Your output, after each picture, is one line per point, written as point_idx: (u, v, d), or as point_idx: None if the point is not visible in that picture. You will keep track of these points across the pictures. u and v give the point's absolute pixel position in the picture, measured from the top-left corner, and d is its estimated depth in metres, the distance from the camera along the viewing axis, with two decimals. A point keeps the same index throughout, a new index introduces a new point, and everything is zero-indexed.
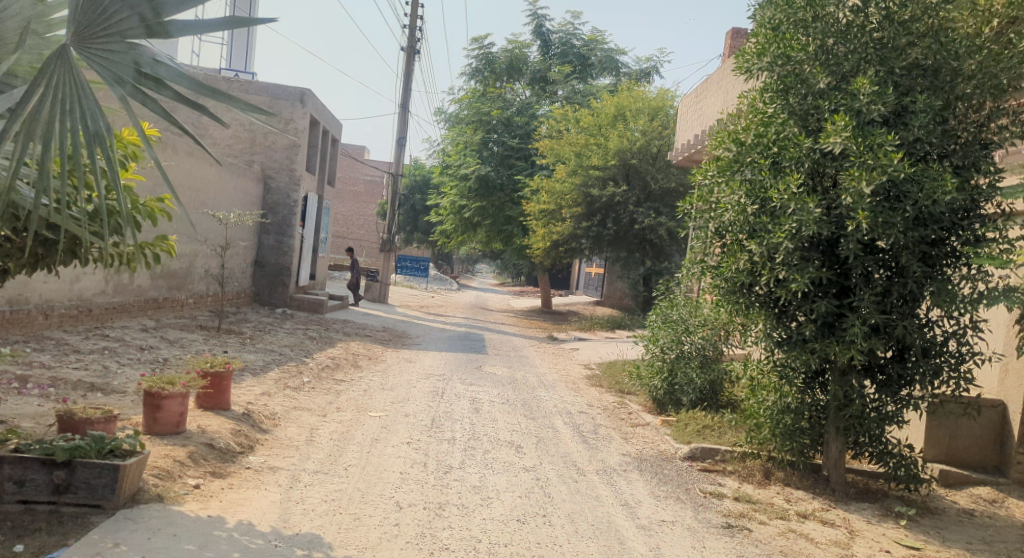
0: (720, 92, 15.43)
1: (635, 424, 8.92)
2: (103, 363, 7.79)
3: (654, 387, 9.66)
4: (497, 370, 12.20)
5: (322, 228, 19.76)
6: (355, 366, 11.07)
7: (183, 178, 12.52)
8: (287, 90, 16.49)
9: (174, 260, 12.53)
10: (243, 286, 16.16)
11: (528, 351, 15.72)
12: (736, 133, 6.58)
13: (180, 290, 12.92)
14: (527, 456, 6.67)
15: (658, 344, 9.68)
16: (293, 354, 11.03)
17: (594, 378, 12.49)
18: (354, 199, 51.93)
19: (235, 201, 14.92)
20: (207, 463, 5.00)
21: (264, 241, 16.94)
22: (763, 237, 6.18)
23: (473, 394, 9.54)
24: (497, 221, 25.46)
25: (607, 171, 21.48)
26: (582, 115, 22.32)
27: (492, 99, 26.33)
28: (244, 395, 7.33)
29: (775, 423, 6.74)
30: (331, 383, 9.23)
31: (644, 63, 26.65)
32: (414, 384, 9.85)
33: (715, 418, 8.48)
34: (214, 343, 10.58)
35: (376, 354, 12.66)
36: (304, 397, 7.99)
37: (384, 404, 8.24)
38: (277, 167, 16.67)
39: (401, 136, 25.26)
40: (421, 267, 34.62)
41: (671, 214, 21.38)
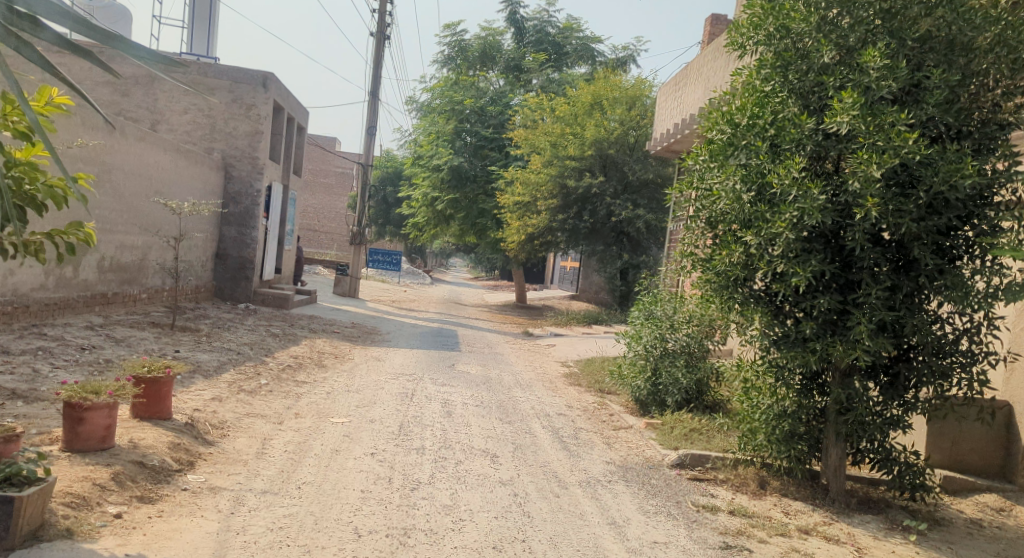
0: (701, 79, 14.90)
1: (618, 428, 8.36)
2: (34, 367, 7.06)
3: (637, 388, 9.13)
4: (471, 368, 11.60)
5: (288, 220, 19.00)
6: (319, 365, 10.41)
7: (134, 165, 11.72)
8: (250, 74, 15.69)
9: (124, 252, 11.73)
10: (202, 280, 15.36)
11: (503, 347, 15.12)
12: (730, 114, 6.02)
13: (131, 284, 12.12)
14: (504, 468, 6.09)
15: (641, 341, 9.15)
16: (253, 353, 10.34)
17: (572, 376, 11.95)
18: (326, 191, 50.96)
19: (192, 191, 14.12)
20: (135, 486, 4.36)
21: (225, 233, 16.15)
22: (761, 226, 5.63)
23: (445, 395, 8.93)
24: (470, 214, 24.82)
25: (583, 161, 20.90)
26: (557, 104, 21.71)
27: (465, 88, 25.66)
28: (191, 401, 6.65)
29: (770, 429, 6.20)
30: (292, 385, 8.57)
31: (620, 52, 26.08)
32: (382, 385, 9.22)
33: (704, 421, 7.98)
34: (165, 342, 9.85)
35: (342, 352, 11.99)
36: (259, 401, 7.33)
37: (348, 409, 7.62)
38: (239, 156, 15.88)
39: (370, 125, 24.49)
40: (393, 261, 33.86)
41: (648, 206, 20.88)
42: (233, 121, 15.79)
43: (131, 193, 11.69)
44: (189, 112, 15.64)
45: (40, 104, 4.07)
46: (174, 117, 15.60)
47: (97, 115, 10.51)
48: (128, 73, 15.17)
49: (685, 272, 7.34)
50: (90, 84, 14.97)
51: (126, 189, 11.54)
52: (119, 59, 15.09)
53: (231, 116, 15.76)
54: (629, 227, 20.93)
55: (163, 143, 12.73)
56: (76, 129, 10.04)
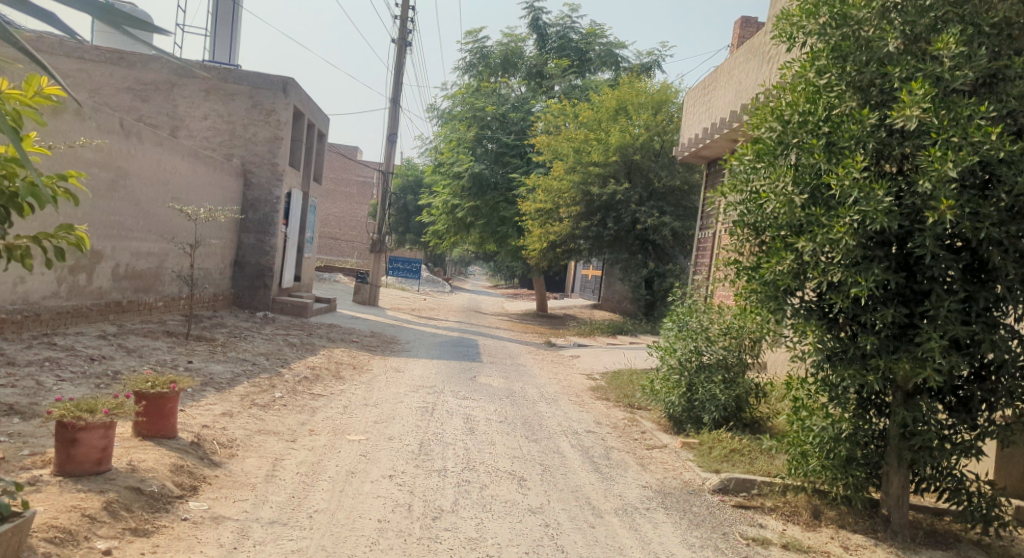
0: (732, 81, 14.38)
1: (652, 447, 7.87)
2: (37, 379, 6.69)
3: (671, 404, 8.66)
4: (494, 380, 11.15)
5: (308, 228, 18.72)
6: (337, 377, 10.00)
7: (151, 169, 11.41)
8: (270, 79, 15.40)
9: (139, 259, 11.41)
10: (221, 288, 15.07)
11: (526, 358, 14.67)
12: (780, 110, 5.55)
13: (147, 292, 11.80)
14: (532, 493, 5.64)
15: (676, 355, 8.69)
16: (268, 364, 9.97)
17: (599, 390, 11.46)
18: (347, 200, 50.85)
19: (211, 197, 13.84)
20: (129, 516, 3.96)
21: (243, 240, 15.86)
22: (816, 232, 5.16)
23: (468, 410, 8.48)
24: (491, 222, 24.43)
25: (607, 168, 20.43)
26: (581, 110, 21.28)
27: (487, 94, 25.30)
28: (200, 417, 6.26)
29: (824, 453, 5.71)
30: (309, 399, 8.17)
31: (645, 57, 25.58)
32: (402, 399, 8.79)
33: (744, 440, 7.51)
34: (179, 352, 9.49)
35: (361, 363, 11.60)
36: (273, 417, 6.92)
37: (366, 425, 7.20)
38: (259, 162, 15.60)
39: (391, 131, 24.18)
40: (413, 269, 33.54)
41: (675, 213, 20.35)
42: (253, 127, 15.49)
43: (148, 199, 11.39)
44: (208, 117, 15.37)
45: (27, 94, 3.70)
46: (193, 122, 15.35)
47: (113, 119, 10.23)
48: (148, 79, 14.98)
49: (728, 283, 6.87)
50: (110, 89, 14.80)
51: (142, 194, 11.24)
52: (139, 64, 14.90)
53: (251, 122, 15.46)
54: (655, 234, 20.41)
55: (181, 148, 12.46)
56: (91, 132, 9.75)
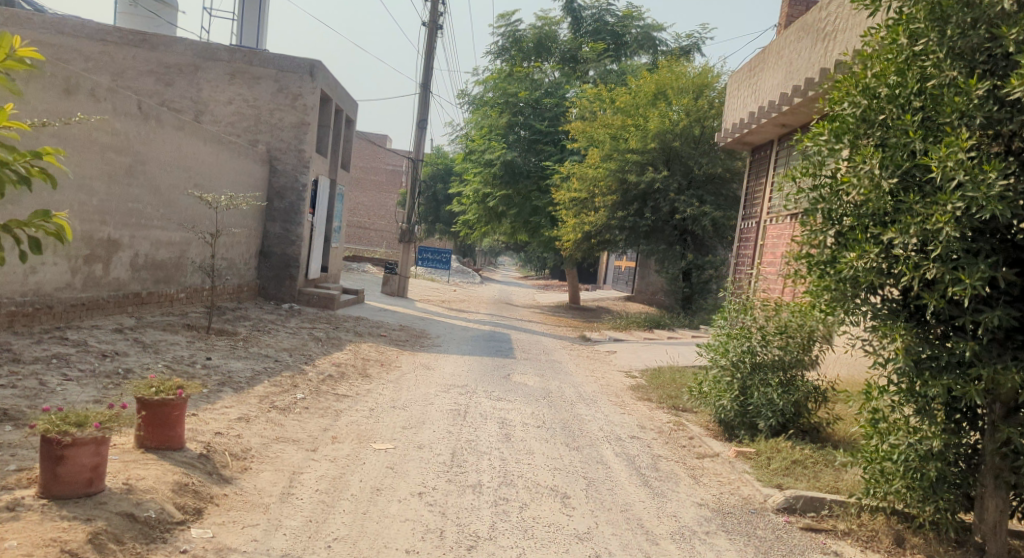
0: (784, 63, 13.65)
1: (703, 456, 7.21)
2: (41, 378, 6.23)
3: (722, 408, 7.99)
4: (528, 379, 10.55)
5: (335, 217, 18.21)
6: (363, 375, 9.48)
7: (171, 155, 10.96)
8: (296, 62, 14.91)
9: (160, 249, 10.97)
10: (245, 279, 14.64)
11: (561, 354, 14.07)
12: (865, 81, 4.87)
13: (168, 283, 11.36)
14: (577, 513, 5.04)
15: (728, 356, 8.02)
16: (292, 360, 9.46)
17: (640, 390, 10.80)
18: (376, 189, 50.49)
19: (235, 184, 13.38)
20: (118, 551, 3.46)
21: (269, 229, 15.40)
22: (908, 221, 4.50)
23: (503, 414, 7.88)
24: (523, 211, 23.83)
25: (645, 155, 19.69)
26: (618, 94, 20.57)
27: (519, 79, 24.54)
28: (213, 422, 5.75)
29: (909, 473, 5.02)
30: (334, 400, 7.62)
31: (685, 40, 24.72)
32: (432, 400, 8.24)
33: (806, 452, 6.82)
34: (198, 347, 9.00)
35: (389, 359, 11.07)
36: (293, 422, 6.38)
37: (394, 430, 6.65)
38: (284, 148, 15.12)
39: (421, 118, 23.63)
40: (443, 260, 33.06)
41: (716, 202, 19.60)
42: (279, 112, 15.00)
43: (168, 186, 10.96)
44: (233, 103, 14.92)
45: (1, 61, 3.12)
46: (217, 108, 14.91)
47: (130, 102, 9.81)
48: (171, 62, 14.67)
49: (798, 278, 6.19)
50: (134, 73, 14.60)
51: (162, 181, 10.81)
52: (163, 47, 14.61)
53: (277, 107, 14.97)
54: (694, 225, 19.66)
55: (204, 134, 12.01)
56: (106, 115, 9.35)
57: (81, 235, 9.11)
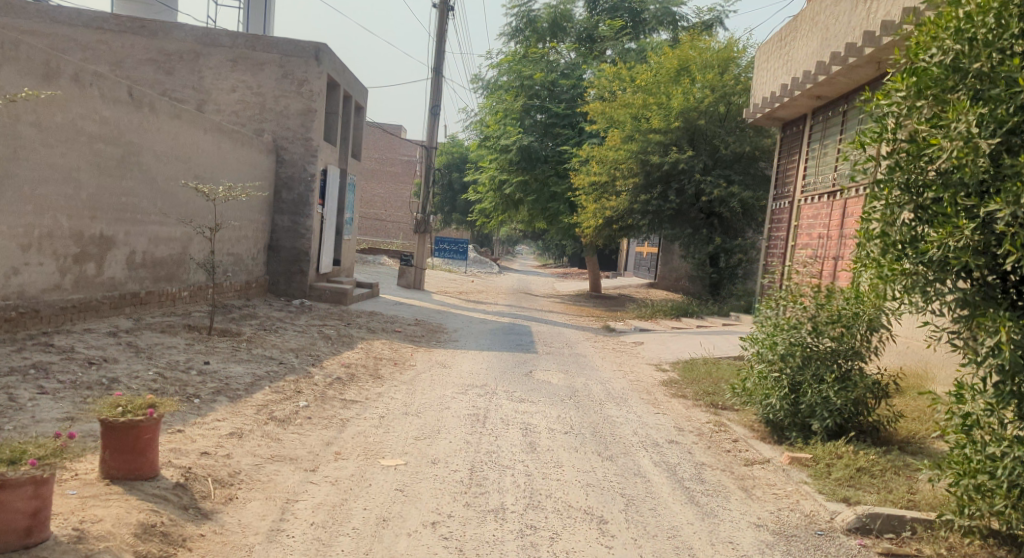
0: (825, 33, 13.08)
1: (752, 463, 6.47)
2: (11, 393, 5.58)
3: (771, 408, 7.24)
4: (552, 376, 9.80)
5: (347, 208, 17.54)
6: (376, 376, 8.81)
7: (168, 145, 10.29)
8: (300, 46, 14.17)
9: (160, 245, 10.31)
10: (253, 275, 13.98)
11: (586, 346, 13.36)
12: (958, 25, 4.25)
13: (171, 281, 10.73)
14: (617, 542, 4.33)
15: (775, 349, 7.26)
16: (297, 362, 8.75)
17: (673, 386, 10.04)
18: (391, 180, 49.92)
19: (239, 175, 12.74)
20: None
21: (278, 222, 14.74)
22: (1016, 188, 3.89)
23: (526, 419, 7.14)
24: (541, 198, 23.18)
25: (668, 135, 18.89)
26: (638, 73, 19.76)
27: (534, 61, 23.79)
28: (199, 441, 5.07)
29: (1013, 491, 4.20)
30: (340, 408, 6.91)
31: (706, 14, 23.82)
32: (450, 403, 7.57)
33: (870, 459, 6.11)
34: (196, 350, 8.34)
35: (404, 357, 10.39)
36: (293, 436, 5.69)
37: (407, 442, 5.97)
38: (291, 136, 14.43)
39: (434, 104, 22.92)
40: (460, 250, 32.36)
41: (744, 182, 18.78)
42: (284, 99, 14.29)
43: (166, 178, 10.28)
44: (237, 90, 14.25)
45: None
46: (221, 96, 14.26)
47: (120, 88, 9.11)
48: (171, 49, 14.02)
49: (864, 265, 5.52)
50: (133, 62, 13.97)
51: (159, 173, 10.13)
52: (162, 34, 13.96)
53: (282, 94, 14.26)
54: (721, 207, 18.84)
55: (204, 122, 11.34)
56: (93, 103, 8.67)
57: (70, 232, 8.46)
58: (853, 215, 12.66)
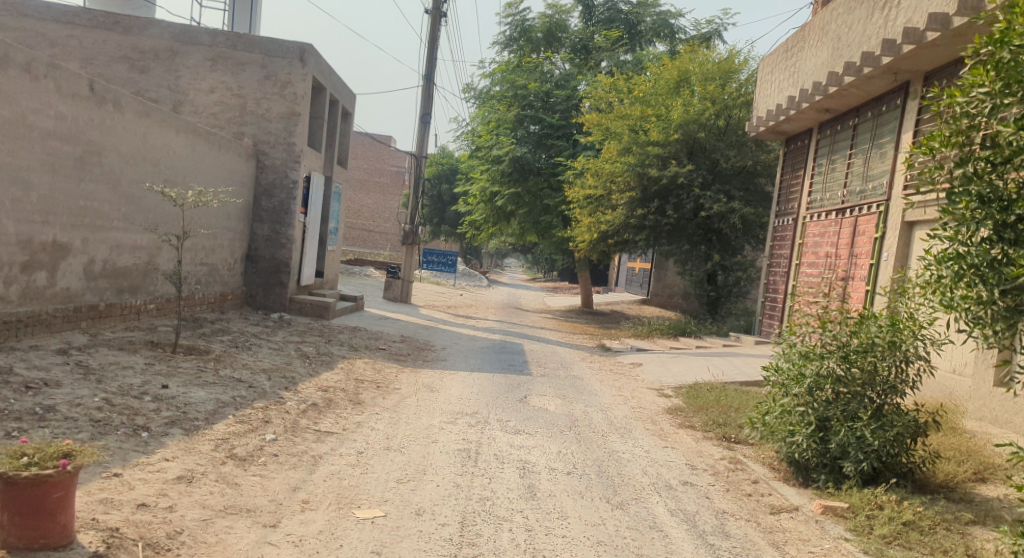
0: (837, 42, 12.45)
1: (779, 511, 5.72)
2: None
3: (797, 447, 6.51)
4: (548, 402, 8.99)
5: (332, 217, 16.74)
6: (355, 402, 7.98)
7: (134, 145, 9.48)
8: (284, 46, 13.47)
9: (123, 254, 9.47)
10: (228, 286, 13.11)
11: (581, 368, 12.58)
12: None
13: (136, 293, 9.89)
14: None
15: (803, 382, 6.53)
16: (269, 386, 7.88)
17: (679, 414, 9.26)
18: (379, 191, 49.15)
19: (215, 180, 11.92)
20: None
21: (257, 232, 13.89)
22: None
23: (523, 456, 6.34)
24: (533, 211, 22.52)
25: (667, 148, 18.24)
26: (636, 83, 19.13)
27: (528, 70, 22.94)
28: (137, 490, 4.27)
29: None
30: (311, 442, 6.06)
31: (705, 26, 23.23)
32: (437, 437, 6.77)
33: (916, 510, 5.37)
34: (154, 371, 7.49)
35: (387, 380, 9.57)
36: (252, 480, 4.87)
37: (385, 488, 5.15)
38: (272, 141, 13.63)
39: (424, 112, 22.15)
40: (449, 263, 31.57)
41: (744, 198, 18.15)
42: (267, 102, 13.51)
43: (132, 181, 9.47)
44: (216, 91, 13.45)
45: None
46: (198, 97, 13.45)
47: (79, 82, 8.32)
48: (147, 46, 13.23)
49: (922, 290, 4.84)
50: (105, 59, 13.16)
51: (124, 175, 9.31)
52: (137, 30, 13.17)
53: (264, 96, 13.49)
54: (721, 223, 18.14)
55: (177, 123, 10.55)
56: (48, 96, 7.88)
57: (18, 238, 7.63)
58: (865, 233, 12.19)
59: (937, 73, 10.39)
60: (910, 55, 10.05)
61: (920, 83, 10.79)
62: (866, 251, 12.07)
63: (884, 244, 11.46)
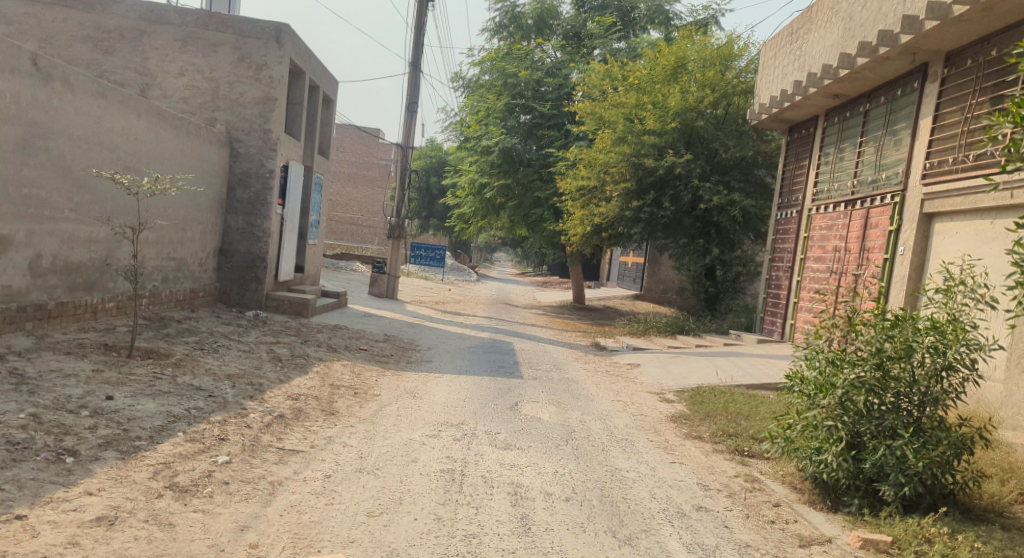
0: (850, 22, 11.69)
1: (810, 545, 5.00)
2: None
3: (826, 467, 5.77)
4: (543, 411, 8.21)
5: (313, 210, 15.88)
6: (329, 412, 7.19)
7: (88, 128, 8.61)
8: (260, 26, 12.61)
9: (76, 248, 8.60)
10: (199, 282, 12.24)
11: (577, 370, 11.80)
12: None
13: (92, 291, 9.03)
14: None
15: (832, 393, 5.78)
16: (231, 396, 7.05)
17: (684, 423, 8.50)
18: (368, 184, 48.21)
19: (183, 169, 11.06)
20: None
21: (230, 224, 13.01)
22: None
23: (514, 478, 5.57)
24: (523, 203, 21.68)
25: (663, 137, 17.49)
26: (631, 70, 18.36)
27: (518, 58, 22.31)
28: (40, 542, 3.51)
29: None
30: (270, 464, 5.25)
31: (702, 13, 22.45)
32: (417, 455, 5.97)
33: (973, 545, 4.66)
34: (101, 380, 6.66)
35: (366, 385, 8.77)
36: (193, 519, 4.06)
37: (350, 525, 4.34)
38: (247, 128, 12.77)
39: (411, 100, 21.33)
40: (437, 258, 30.77)
41: (745, 189, 17.40)
42: (241, 86, 12.65)
43: (86, 169, 8.60)
44: (186, 74, 12.59)
45: None
46: (167, 80, 12.58)
47: (19, 56, 7.47)
48: (111, 25, 12.33)
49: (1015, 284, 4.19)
50: (66, 38, 12.25)
51: (76, 161, 8.45)
52: (100, 7, 12.24)
53: (238, 79, 12.63)
54: (720, 216, 17.39)
55: (139, 105, 9.69)
56: None
57: None
58: (877, 226, 11.47)
59: (961, 53, 9.76)
60: (934, 32, 9.42)
61: (941, 63, 10.17)
62: (879, 245, 11.34)
63: (900, 238, 10.75)
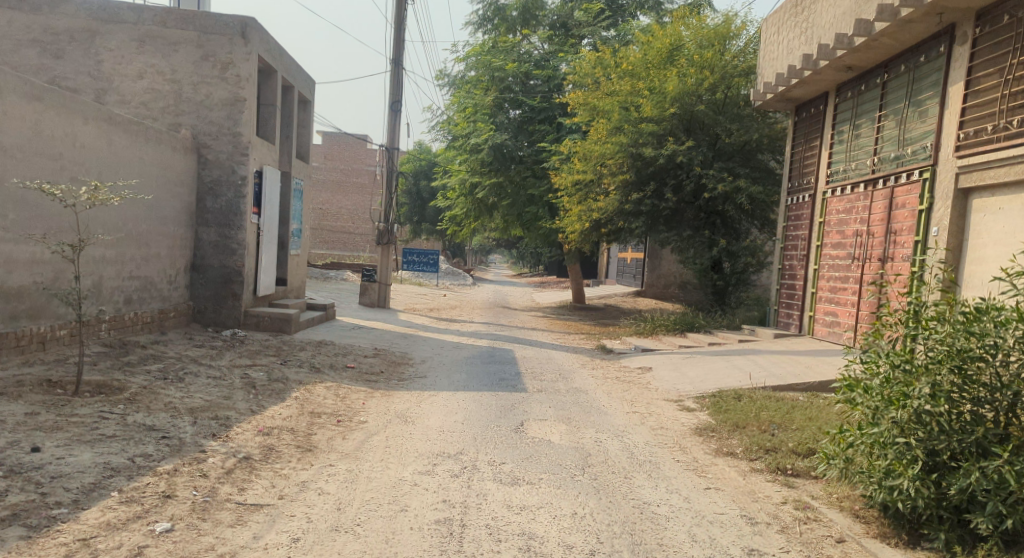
0: None
1: None
2: None
3: (902, 494, 4.75)
4: (552, 431, 7.22)
5: (293, 218, 14.86)
6: (304, 449, 6.17)
7: (23, 134, 7.65)
8: (223, 20, 11.63)
9: (15, 271, 7.60)
10: (169, 301, 11.22)
11: (584, 378, 10.78)
12: None
13: (38, 319, 8.00)
14: None
15: (905, 404, 4.76)
16: (189, 436, 6.04)
17: (713, 436, 7.50)
18: (357, 191, 47.25)
19: (142, 178, 10.05)
20: None
21: (202, 237, 12.00)
22: None
23: (525, 526, 4.59)
24: (517, 202, 20.75)
25: (661, 124, 16.53)
26: (624, 55, 17.40)
27: (504, 51, 21.29)
28: None
29: None
30: (223, 529, 4.26)
31: None
32: (406, 501, 4.96)
33: None
34: (32, 426, 5.66)
35: (351, 411, 7.75)
36: None
37: None
38: (215, 132, 11.77)
39: (395, 99, 20.31)
40: (431, 262, 29.70)
41: (750, 175, 16.38)
42: (206, 86, 11.65)
43: (22, 181, 7.62)
44: (145, 76, 11.58)
45: None
46: (125, 84, 11.57)
47: None
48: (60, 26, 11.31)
49: None
50: (10, 42, 11.23)
51: (9, 171, 7.47)
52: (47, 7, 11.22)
53: (202, 79, 11.63)
54: (726, 204, 16.42)
55: (86, 109, 8.67)
56: None
57: None
58: (904, 206, 10.50)
59: (994, 10, 8.81)
60: None
61: (971, 22, 9.21)
62: (907, 227, 10.38)
63: (932, 217, 9.77)
